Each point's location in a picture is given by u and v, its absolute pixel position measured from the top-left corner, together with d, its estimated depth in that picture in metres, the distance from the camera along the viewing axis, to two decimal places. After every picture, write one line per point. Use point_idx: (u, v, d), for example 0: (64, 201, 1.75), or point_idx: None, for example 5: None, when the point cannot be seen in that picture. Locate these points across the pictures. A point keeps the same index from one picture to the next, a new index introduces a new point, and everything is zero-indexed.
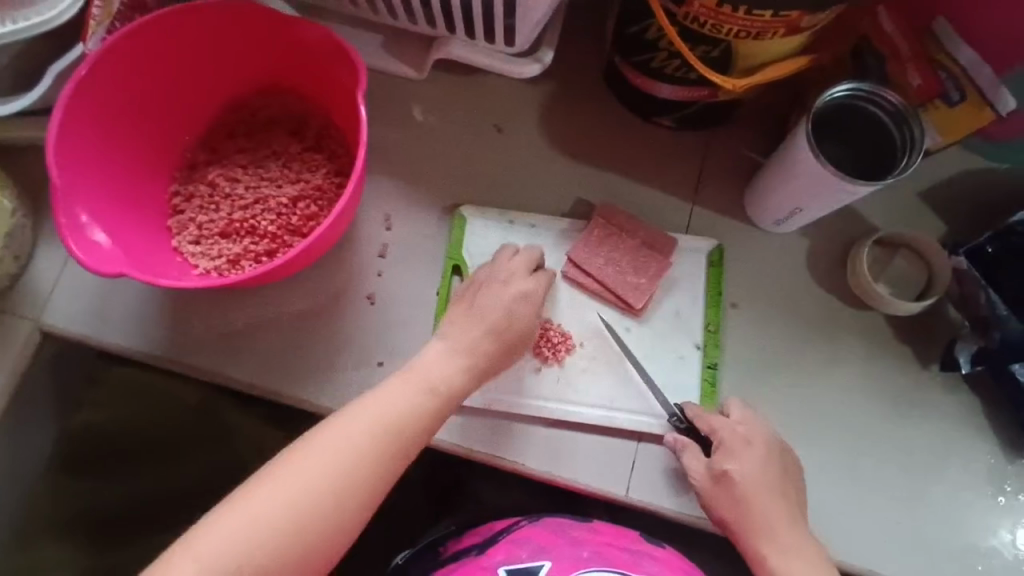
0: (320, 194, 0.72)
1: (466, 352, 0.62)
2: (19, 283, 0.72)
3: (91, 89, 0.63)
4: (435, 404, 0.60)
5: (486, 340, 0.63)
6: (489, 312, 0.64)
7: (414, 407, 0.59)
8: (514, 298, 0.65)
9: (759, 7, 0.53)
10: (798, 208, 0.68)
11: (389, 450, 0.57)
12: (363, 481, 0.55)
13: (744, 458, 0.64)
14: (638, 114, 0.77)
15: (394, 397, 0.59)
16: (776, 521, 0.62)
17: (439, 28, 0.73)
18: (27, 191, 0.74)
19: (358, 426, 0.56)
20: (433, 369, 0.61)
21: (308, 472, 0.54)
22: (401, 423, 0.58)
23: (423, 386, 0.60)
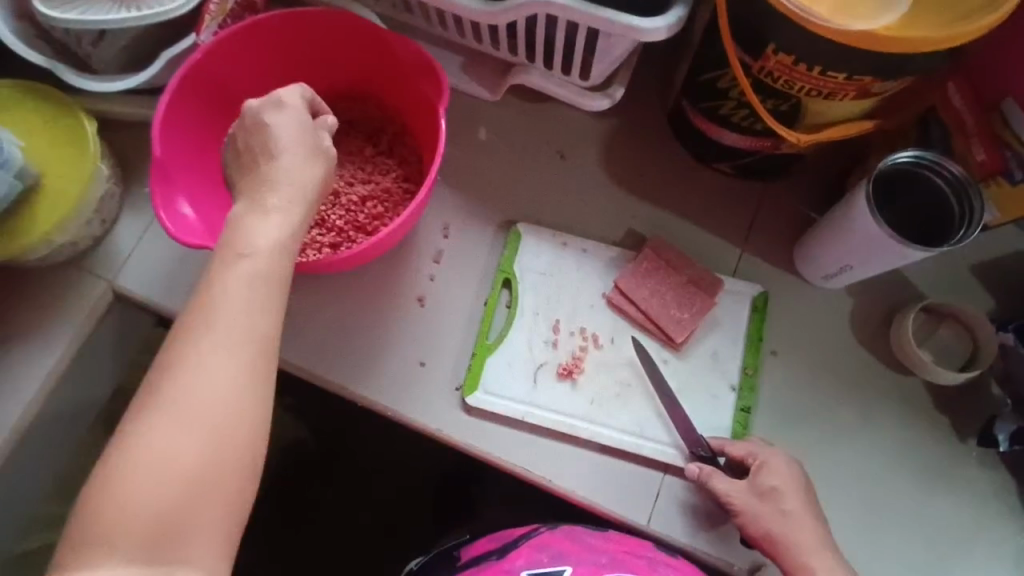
0: (387, 196, 0.76)
1: (286, 205, 0.56)
2: (101, 245, 0.78)
3: (197, 75, 0.69)
4: (263, 271, 0.53)
5: (285, 196, 0.56)
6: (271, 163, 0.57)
7: (249, 296, 0.52)
8: (289, 161, 0.57)
9: (833, 68, 0.56)
10: (849, 265, 0.69)
11: (234, 343, 0.51)
12: (239, 380, 0.50)
13: (782, 476, 0.66)
14: (698, 158, 0.80)
15: (227, 293, 0.52)
16: (820, 532, 0.64)
17: (519, 56, 0.77)
18: (121, 163, 0.79)
19: (200, 344, 0.50)
20: (250, 235, 0.54)
21: (177, 393, 0.49)
22: (238, 315, 0.51)
23: (264, 262, 0.53)
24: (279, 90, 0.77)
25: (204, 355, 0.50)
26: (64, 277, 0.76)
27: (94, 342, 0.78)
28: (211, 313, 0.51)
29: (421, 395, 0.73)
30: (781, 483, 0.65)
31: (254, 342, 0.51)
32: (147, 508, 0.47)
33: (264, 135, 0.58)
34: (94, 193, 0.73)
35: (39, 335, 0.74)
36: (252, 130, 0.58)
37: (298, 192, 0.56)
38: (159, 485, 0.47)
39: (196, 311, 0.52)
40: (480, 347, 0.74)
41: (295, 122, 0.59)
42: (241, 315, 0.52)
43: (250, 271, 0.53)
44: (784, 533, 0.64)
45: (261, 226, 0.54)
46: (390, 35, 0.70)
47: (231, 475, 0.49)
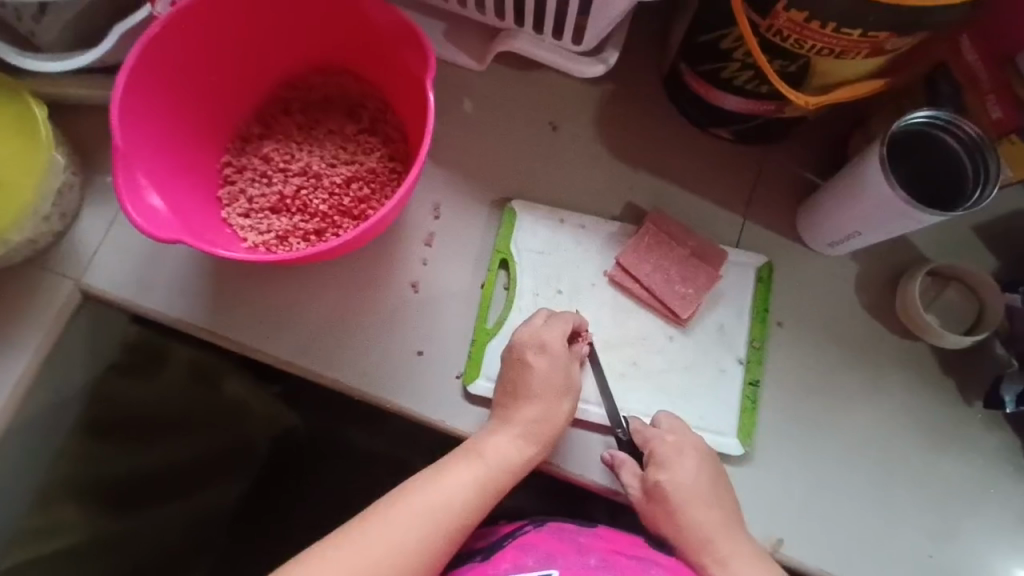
0: (373, 177, 0.71)
1: (548, 392, 0.64)
2: (63, 242, 0.72)
3: (158, 53, 0.62)
4: (490, 483, 0.61)
5: (564, 385, 0.65)
6: (537, 397, 0.64)
7: (470, 493, 0.60)
8: (553, 371, 0.65)
9: (848, 25, 0.52)
10: (857, 232, 0.67)
11: (449, 519, 0.58)
12: (437, 545, 0.58)
13: (674, 469, 0.64)
14: (697, 124, 0.77)
15: (454, 483, 0.60)
16: (719, 531, 0.62)
17: (506, 20, 0.72)
18: (78, 151, 0.73)
19: (404, 508, 0.58)
20: (495, 446, 0.62)
21: (387, 531, 0.57)
22: (459, 500, 0.59)
23: (487, 469, 0.61)
24: (248, 66, 0.71)
25: (405, 519, 0.57)
26: (26, 278, 0.71)
27: (65, 346, 0.73)
28: (431, 491, 0.59)
29: (420, 384, 0.70)
30: (677, 484, 0.63)
31: (445, 526, 0.58)
32: None
33: (533, 375, 0.64)
34: (50, 184, 0.67)
35: (4, 341, 0.69)
36: (525, 359, 0.65)
37: (562, 390, 0.65)
38: None
39: (415, 486, 0.60)
40: (479, 332, 0.71)
41: (560, 351, 0.65)
42: (454, 499, 0.59)
43: (486, 472, 0.61)
44: (672, 529, 0.63)
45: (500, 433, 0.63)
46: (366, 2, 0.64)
47: None
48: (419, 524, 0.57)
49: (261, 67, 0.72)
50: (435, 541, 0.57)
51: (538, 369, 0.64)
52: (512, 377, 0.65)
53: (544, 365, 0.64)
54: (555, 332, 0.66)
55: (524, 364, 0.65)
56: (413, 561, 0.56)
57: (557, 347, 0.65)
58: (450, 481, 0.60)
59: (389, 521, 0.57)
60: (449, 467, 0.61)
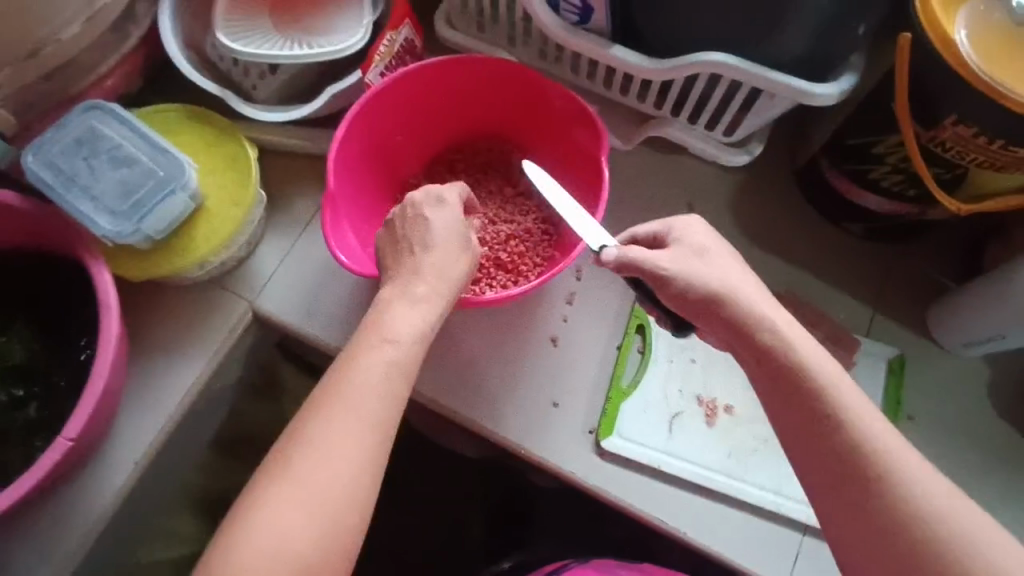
0: (528, 236, 0.78)
1: (447, 247, 0.62)
2: (243, 266, 0.80)
3: (367, 113, 0.72)
4: (400, 366, 0.56)
5: (456, 245, 0.63)
6: (444, 243, 0.62)
7: (381, 373, 0.55)
8: (446, 225, 0.63)
9: (1015, 144, 0.57)
10: (1001, 335, 0.69)
11: (385, 404, 0.55)
12: (380, 428, 0.54)
13: (699, 236, 0.59)
14: (829, 217, 0.81)
15: (362, 372, 0.55)
16: (816, 358, 0.54)
17: (662, 110, 0.79)
18: (268, 189, 0.82)
19: (333, 420, 0.53)
20: (392, 325, 0.58)
21: (325, 427, 0.53)
22: (383, 381, 0.55)
23: (400, 354, 0.57)
24: (428, 130, 0.80)
25: (332, 433, 0.53)
26: (208, 295, 0.78)
27: (228, 360, 0.80)
28: (343, 396, 0.54)
29: (553, 434, 0.73)
30: (713, 275, 0.56)
31: (378, 423, 0.54)
32: (284, 522, 0.50)
33: (421, 237, 0.62)
34: (252, 216, 0.76)
35: (183, 349, 0.76)
36: (412, 222, 0.63)
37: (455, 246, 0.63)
38: (297, 505, 0.51)
39: (317, 400, 0.55)
40: (615, 391, 0.74)
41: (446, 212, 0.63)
42: (377, 383, 0.55)
43: (408, 352, 0.57)
44: (788, 363, 0.54)
45: (401, 311, 0.58)
46: (551, 85, 0.73)
47: (350, 504, 0.52)
48: (363, 424, 0.54)
49: (438, 131, 0.81)
50: (379, 422, 0.54)
51: (681, 246, 0.58)
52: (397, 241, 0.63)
53: (427, 226, 0.62)
54: (679, 227, 0.60)
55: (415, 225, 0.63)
56: (358, 450, 0.53)
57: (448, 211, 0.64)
58: (357, 366, 0.56)
59: (323, 417, 0.53)
60: (353, 357, 0.56)
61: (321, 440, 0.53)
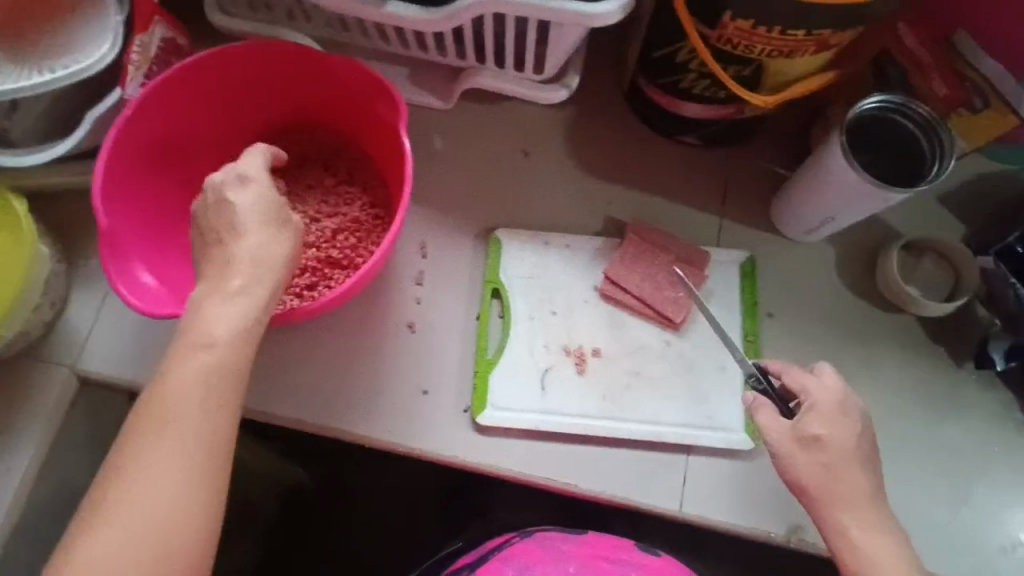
0: (357, 226, 0.72)
1: (255, 235, 0.54)
2: (54, 329, 0.72)
3: (130, 134, 0.63)
4: (218, 373, 0.51)
5: (267, 223, 0.55)
6: (258, 223, 0.55)
7: (198, 382, 0.51)
8: (247, 209, 0.55)
9: (792, 28, 0.55)
10: (831, 217, 0.70)
11: (211, 413, 0.51)
12: (209, 438, 0.50)
13: (834, 424, 0.58)
14: (663, 134, 0.79)
15: (175, 385, 0.50)
16: (863, 530, 0.56)
17: (468, 59, 0.74)
18: (61, 239, 0.73)
19: (156, 438, 0.49)
20: (200, 329, 0.52)
21: (148, 447, 0.49)
22: (203, 391, 0.51)
23: (215, 360, 0.51)
24: (220, 134, 0.72)
25: (155, 457, 0.49)
26: (21, 371, 0.70)
27: (68, 433, 0.73)
28: (159, 423, 0.50)
29: (429, 422, 0.70)
30: (815, 460, 0.57)
31: (204, 438, 0.50)
32: (118, 551, 0.48)
33: (227, 223, 0.54)
34: (38, 275, 0.67)
35: (6, 438, 0.68)
36: (216, 210, 0.55)
37: (261, 221, 0.55)
38: (128, 531, 0.48)
39: (137, 419, 0.51)
40: (481, 363, 0.72)
41: (249, 190, 0.55)
42: (195, 394, 0.50)
43: (224, 356, 0.52)
44: (838, 515, 0.57)
45: (210, 315, 0.52)
46: (331, 59, 0.66)
47: (190, 520, 0.49)
48: (187, 439, 0.50)
49: (233, 133, 0.73)
50: (208, 432, 0.50)
51: (805, 426, 0.58)
52: (203, 234, 0.55)
53: (230, 212, 0.55)
54: (820, 412, 0.59)
55: (216, 208, 0.55)
56: (188, 463, 0.50)
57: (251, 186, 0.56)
58: (171, 380, 0.51)
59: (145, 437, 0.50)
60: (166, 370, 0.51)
61: (147, 459, 0.49)
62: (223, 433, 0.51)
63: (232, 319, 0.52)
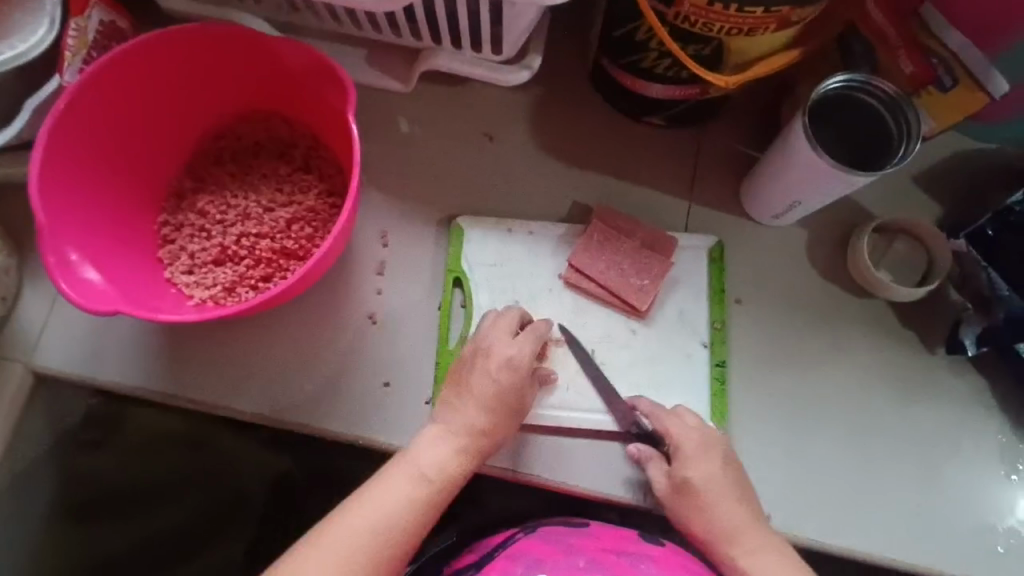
0: (313, 215, 0.70)
1: (501, 381, 0.63)
2: (7, 325, 0.70)
3: (70, 124, 0.61)
4: (434, 498, 0.60)
5: (501, 389, 0.62)
6: (502, 404, 0.63)
7: (402, 507, 0.59)
8: (500, 365, 0.63)
9: (750, 4, 0.53)
10: (798, 201, 0.68)
11: (386, 534, 0.58)
12: (366, 562, 0.56)
13: (700, 461, 0.63)
14: (630, 115, 0.77)
15: (394, 495, 0.59)
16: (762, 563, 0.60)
17: (424, 39, 0.72)
18: (10, 232, 0.72)
19: (328, 549, 0.56)
20: (422, 459, 0.61)
21: (319, 557, 0.56)
22: (390, 519, 0.58)
23: (427, 487, 0.60)
24: (170, 122, 0.70)
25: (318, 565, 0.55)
26: None
27: (27, 430, 0.72)
28: (334, 535, 0.57)
29: (390, 414, 0.69)
30: (697, 501, 0.62)
31: (366, 561, 0.56)
32: None
33: (487, 356, 0.63)
34: None
35: None
36: (474, 359, 0.64)
37: (506, 373, 0.63)
38: None
39: (331, 520, 0.58)
40: (443, 354, 0.71)
41: (522, 342, 0.65)
42: (385, 517, 0.58)
43: (421, 490, 0.60)
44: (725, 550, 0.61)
45: (428, 445, 0.62)
46: (278, 42, 0.63)
47: None
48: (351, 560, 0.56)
49: (183, 120, 0.71)
50: (365, 556, 0.56)
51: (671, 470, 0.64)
52: (457, 374, 0.64)
53: (491, 352, 0.63)
54: (684, 455, 0.63)
55: (497, 365, 0.63)
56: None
57: (517, 343, 0.64)
58: (397, 485, 0.60)
59: (322, 544, 0.56)
60: (385, 480, 0.60)
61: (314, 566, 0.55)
62: (390, 563, 0.57)
63: (451, 455, 0.61)
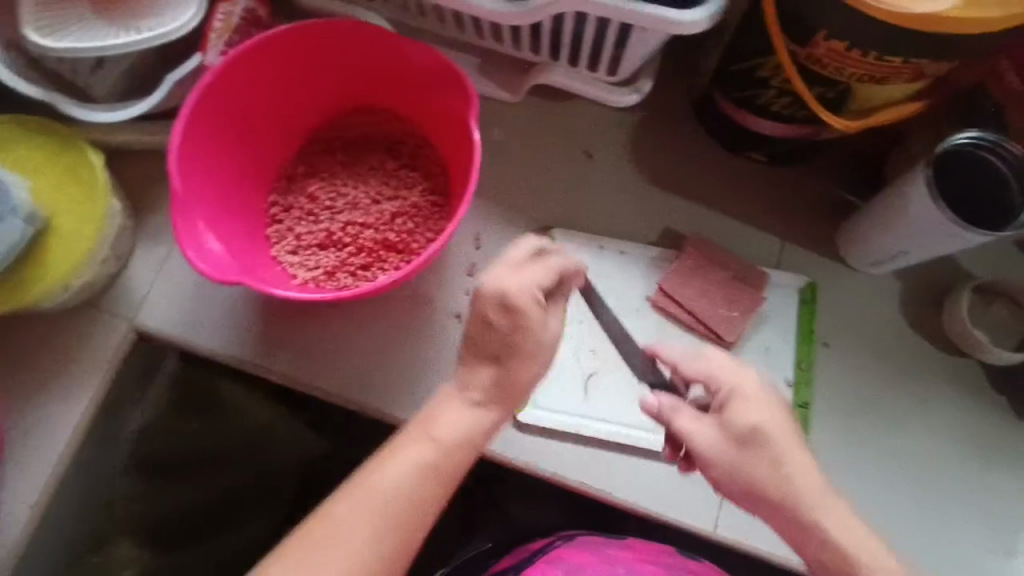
0: (416, 212, 0.73)
1: (510, 331, 0.54)
2: (117, 283, 0.74)
3: (211, 101, 0.65)
4: (442, 469, 0.54)
5: (516, 334, 0.54)
6: (511, 360, 0.55)
7: (411, 483, 0.53)
8: (507, 310, 0.54)
9: (889, 53, 0.53)
10: (903, 252, 0.68)
11: (392, 515, 0.52)
12: (375, 547, 0.52)
13: (758, 407, 0.56)
14: (730, 148, 0.77)
15: (400, 474, 0.53)
16: (841, 527, 0.54)
17: (541, 55, 0.74)
18: (131, 197, 0.76)
19: (335, 534, 0.51)
20: (444, 428, 0.55)
21: (320, 549, 0.51)
22: (397, 498, 0.53)
23: (443, 456, 0.54)
24: (292, 108, 0.73)
25: (326, 554, 0.51)
26: (83, 321, 0.73)
27: (121, 385, 0.75)
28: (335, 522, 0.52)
29: None
30: (767, 458, 0.54)
31: (377, 542, 0.52)
32: None
33: (507, 284, 0.54)
34: (109, 231, 0.69)
35: (64, 383, 0.71)
36: (489, 303, 0.55)
37: (511, 318, 0.54)
38: None
39: (327, 505, 0.53)
40: None
41: (532, 273, 0.55)
42: (389, 496, 0.53)
43: (435, 462, 0.54)
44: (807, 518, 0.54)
45: (449, 416, 0.56)
46: (411, 45, 0.66)
47: None
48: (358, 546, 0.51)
49: (303, 107, 0.74)
50: (375, 539, 0.52)
51: (715, 420, 0.56)
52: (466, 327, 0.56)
53: (495, 295, 0.54)
54: (734, 400, 0.56)
55: (501, 316, 0.54)
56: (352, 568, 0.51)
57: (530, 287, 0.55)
58: (407, 467, 0.54)
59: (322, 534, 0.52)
60: (392, 462, 0.54)
61: (319, 558, 0.51)
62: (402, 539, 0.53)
63: (477, 420, 0.56)
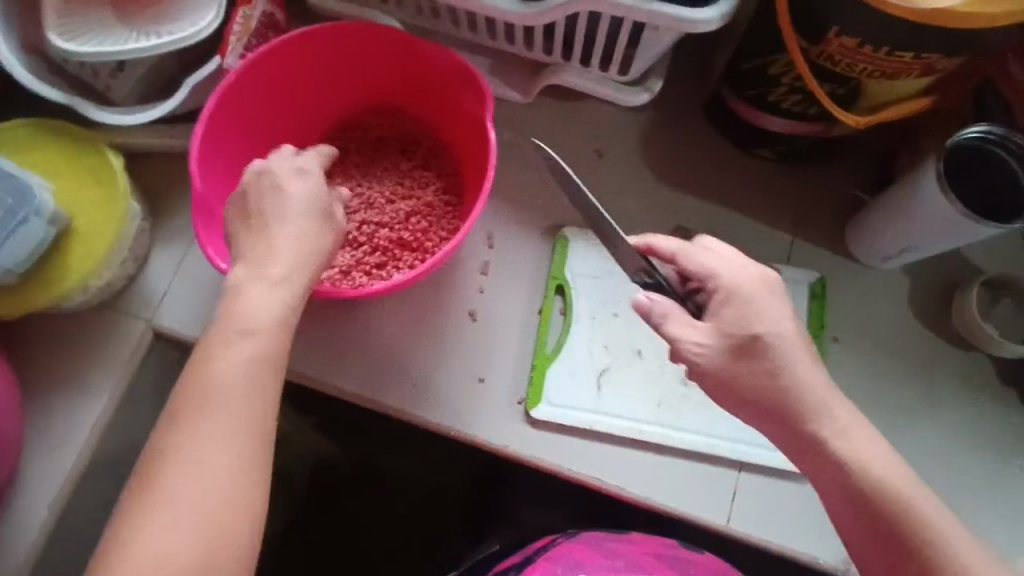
0: (429, 211, 0.73)
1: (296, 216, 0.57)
2: (134, 284, 0.75)
3: (229, 103, 0.66)
4: (271, 353, 0.53)
5: (317, 220, 0.57)
6: (287, 235, 0.56)
7: (243, 369, 0.52)
8: (281, 203, 0.57)
9: (901, 48, 0.54)
10: (911, 247, 0.68)
11: (244, 400, 0.52)
12: (240, 434, 0.51)
13: (771, 314, 0.55)
14: (739, 146, 0.78)
15: (231, 363, 0.52)
16: (887, 465, 0.53)
17: (554, 56, 0.75)
18: (149, 198, 0.76)
19: (201, 423, 0.51)
20: (246, 313, 0.54)
21: (184, 446, 0.50)
22: (229, 383, 0.52)
23: (266, 342, 0.53)
24: (307, 109, 0.74)
25: (201, 443, 0.50)
26: (101, 320, 0.73)
27: (138, 384, 0.76)
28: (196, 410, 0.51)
29: (482, 410, 0.71)
30: (773, 371, 0.54)
31: (247, 426, 0.51)
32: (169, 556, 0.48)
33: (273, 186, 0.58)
34: (128, 232, 0.70)
35: (83, 381, 0.72)
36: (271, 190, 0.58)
37: (282, 216, 0.57)
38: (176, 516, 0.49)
39: (183, 400, 0.52)
40: (540, 357, 0.73)
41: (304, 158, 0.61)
42: (235, 381, 0.52)
43: (253, 345, 0.53)
44: (836, 453, 0.53)
45: (252, 301, 0.54)
46: (427, 46, 0.67)
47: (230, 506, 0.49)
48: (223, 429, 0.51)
49: (318, 109, 0.75)
50: (241, 423, 0.51)
51: (711, 321, 0.55)
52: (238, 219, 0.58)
53: (272, 194, 0.58)
54: (741, 301, 0.55)
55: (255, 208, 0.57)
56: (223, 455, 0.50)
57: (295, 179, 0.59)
58: (218, 364, 0.52)
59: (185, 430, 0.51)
60: (206, 361, 0.53)
61: (188, 454, 0.50)
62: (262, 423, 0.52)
63: (275, 305, 0.54)
